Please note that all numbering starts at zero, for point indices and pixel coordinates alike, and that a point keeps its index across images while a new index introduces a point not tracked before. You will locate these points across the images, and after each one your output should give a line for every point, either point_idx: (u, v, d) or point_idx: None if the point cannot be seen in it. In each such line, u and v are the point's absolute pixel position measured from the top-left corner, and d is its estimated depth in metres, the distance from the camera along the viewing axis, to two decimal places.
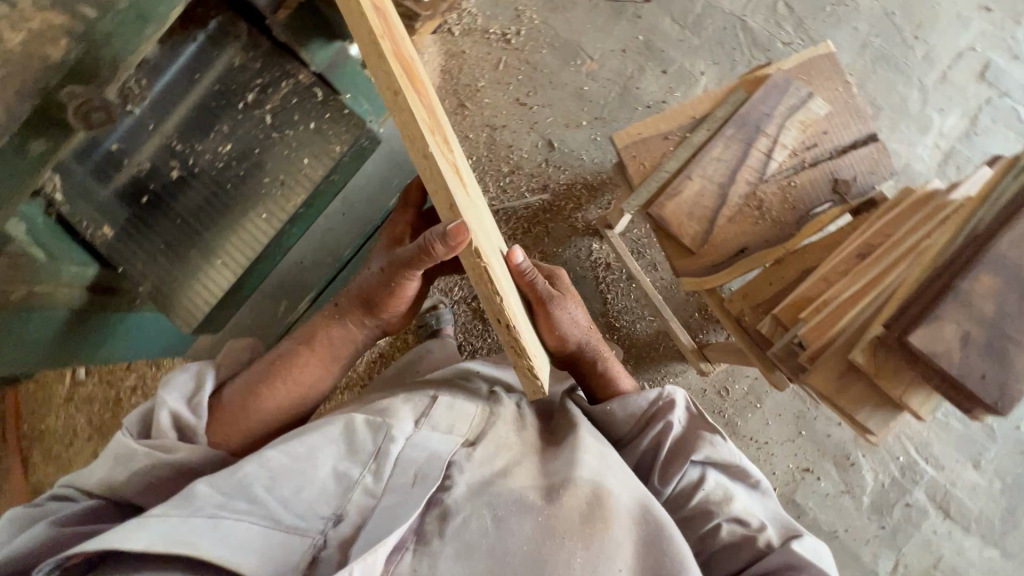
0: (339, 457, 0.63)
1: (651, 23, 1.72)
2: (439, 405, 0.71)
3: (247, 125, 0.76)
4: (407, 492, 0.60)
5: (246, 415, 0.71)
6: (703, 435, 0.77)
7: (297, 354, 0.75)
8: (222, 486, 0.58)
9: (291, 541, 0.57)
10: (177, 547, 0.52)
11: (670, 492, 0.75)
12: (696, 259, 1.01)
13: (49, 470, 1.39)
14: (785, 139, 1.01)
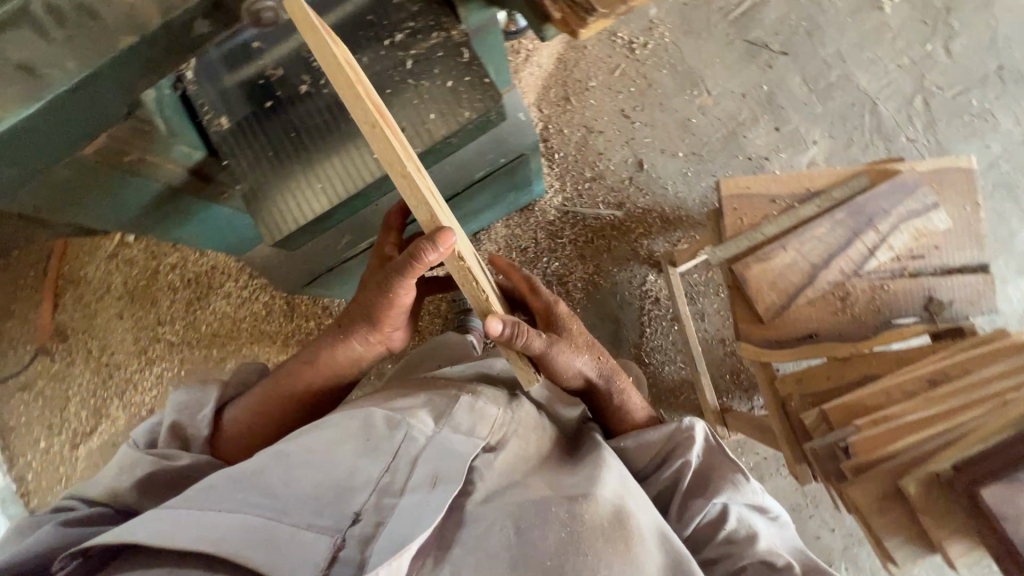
0: (355, 452, 0.61)
1: (781, 76, 1.66)
2: (461, 404, 0.68)
3: (385, 62, 0.73)
4: (428, 494, 0.59)
5: (253, 422, 0.78)
6: (726, 474, 0.75)
7: (301, 367, 0.80)
8: (230, 478, 0.58)
9: (309, 535, 0.55)
10: (184, 539, 0.52)
11: (692, 529, 0.74)
12: (763, 330, 0.98)
13: (92, 309, 1.77)
14: (894, 241, 0.97)
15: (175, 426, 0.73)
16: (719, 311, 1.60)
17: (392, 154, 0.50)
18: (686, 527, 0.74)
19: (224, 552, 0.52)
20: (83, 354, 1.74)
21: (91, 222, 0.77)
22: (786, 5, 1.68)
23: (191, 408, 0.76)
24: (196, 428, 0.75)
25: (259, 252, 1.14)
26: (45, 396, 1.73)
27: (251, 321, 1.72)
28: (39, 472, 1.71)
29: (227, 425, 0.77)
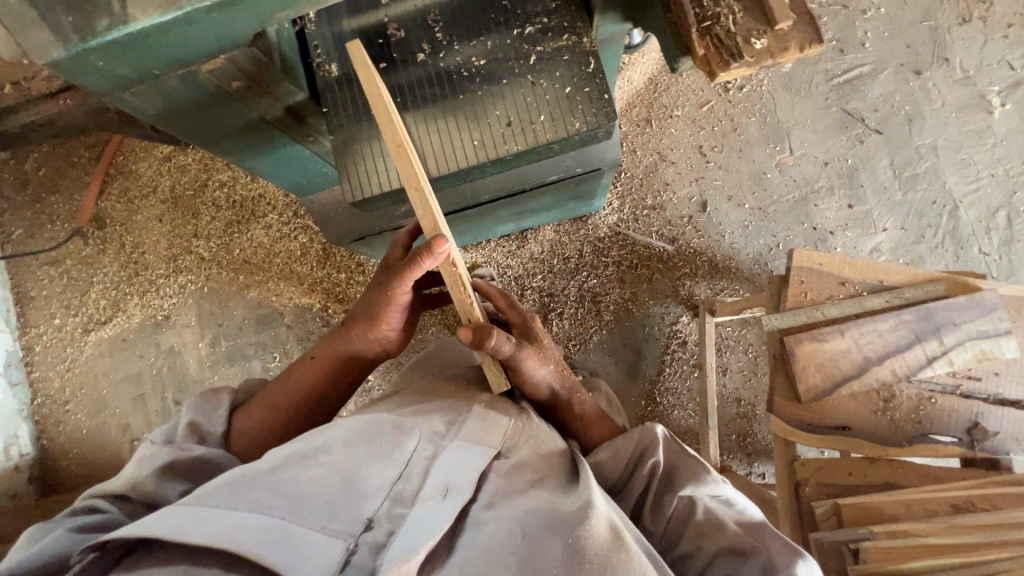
0: (368, 454, 0.56)
1: (869, 154, 1.61)
2: (471, 417, 0.65)
3: (509, 51, 0.73)
4: (439, 504, 0.55)
5: (259, 427, 0.72)
6: (688, 472, 0.65)
7: (305, 367, 0.78)
8: (239, 475, 0.52)
9: (323, 538, 0.49)
10: (193, 536, 0.46)
11: (666, 526, 0.65)
12: (797, 409, 0.95)
13: (133, 206, 1.78)
14: (954, 357, 0.93)
15: (193, 422, 0.67)
16: (742, 370, 1.57)
17: (410, 171, 0.56)
18: (661, 524, 0.65)
19: (240, 549, 0.45)
20: (115, 245, 1.76)
21: (181, 135, 0.76)
22: (894, 84, 1.62)
23: (204, 409, 0.70)
24: (211, 423, 0.68)
25: (317, 197, 1.14)
26: (70, 276, 1.76)
27: (283, 258, 1.72)
28: (48, 347, 1.74)
29: (233, 436, 0.70)
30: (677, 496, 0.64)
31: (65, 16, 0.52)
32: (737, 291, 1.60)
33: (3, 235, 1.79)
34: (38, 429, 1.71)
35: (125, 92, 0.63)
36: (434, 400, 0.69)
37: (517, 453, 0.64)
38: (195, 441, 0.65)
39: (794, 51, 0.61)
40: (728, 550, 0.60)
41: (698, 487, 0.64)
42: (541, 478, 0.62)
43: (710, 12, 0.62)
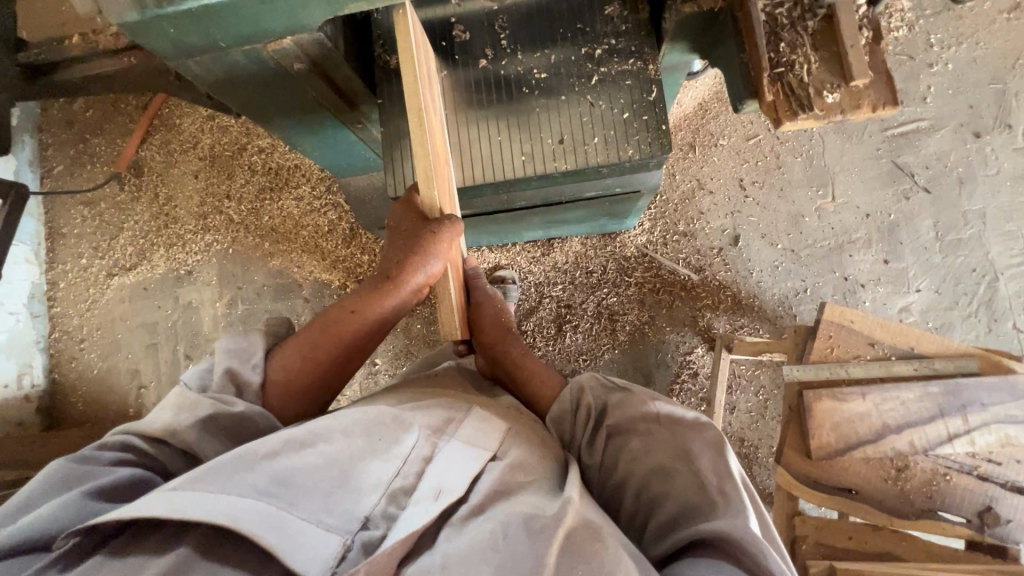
0: (367, 447, 0.57)
1: (913, 212, 1.57)
2: (468, 419, 0.66)
3: (572, 70, 0.72)
4: (428, 506, 0.53)
5: (296, 379, 0.73)
6: (624, 403, 0.73)
7: (343, 321, 0.76)
8: (237, 458, 0.53)
9: (317, 531, 0.49)
10: (191, 513, 0.47)
11: (603, 457, 0.72)
12: (805, 466, 0.93)
13: (167, 156, 1.80)
14: (977, 438, 0.90)
15: (230, 372, 0.69)
16: (749, 411, 1.55)
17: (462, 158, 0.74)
18: (597, 456, 0.72)
19: (239, 529, 0.47)
20: (149, 195, 1.79)
21: (234, 106, 0.77)
22: (951, 143, 1.58)
23: (241, 355, 0.72)
24: (248, 373, 0.70)
25: (355, 180, 1.14)
26: (102, 218, 1.79)
27: (310, 232, 1.73)
28: (71, 284, 1.78)
29: (269, 388, 0.71)
30: (610, 429, 0.73)
31: None
32: (757, 330, 1.57)
33: (44, 169, 1.83)
34: (51, 362, 1.75)
35: (189, 60, 0.64)
36: (433, 400, 0.69)
37: (510, 454, 0.63)
38: (233, 392, 0.68)
39: (865, 110, 0.59)
40: (657, 471, 0.66)
41: (630, 416, 0.71)
42: (531, 480, 0.61)
43: (784, 59, 0.61)
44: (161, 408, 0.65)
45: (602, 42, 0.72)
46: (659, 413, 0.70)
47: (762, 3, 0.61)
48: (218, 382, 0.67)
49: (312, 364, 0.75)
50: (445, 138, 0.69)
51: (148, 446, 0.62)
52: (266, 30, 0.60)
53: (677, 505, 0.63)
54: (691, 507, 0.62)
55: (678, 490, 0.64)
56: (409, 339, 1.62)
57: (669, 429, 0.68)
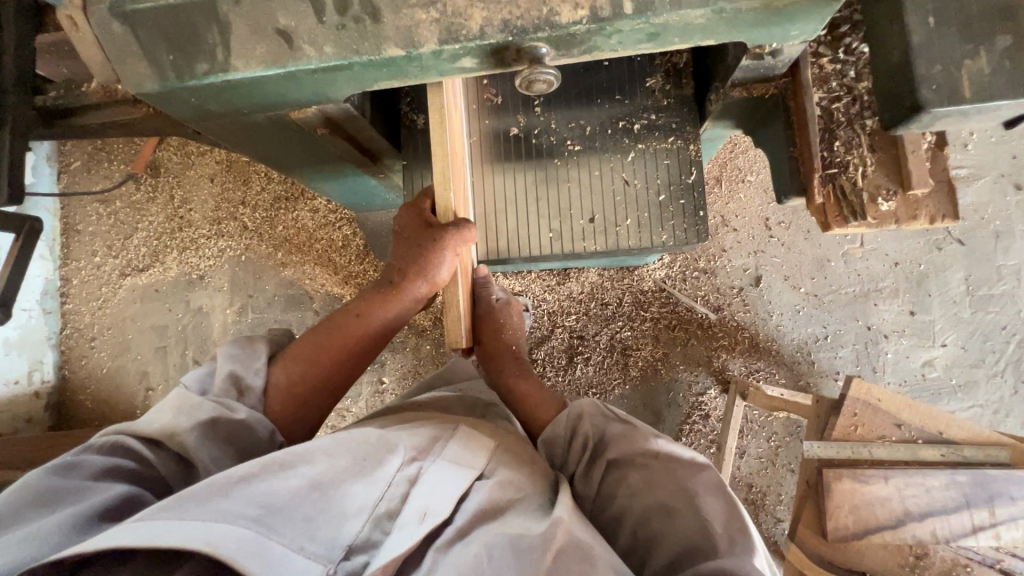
0: (351, 468, 0.51)
1: (944, 263, 1.52)
2: (456, 435, 0.60)
3: (608, 145, 0.71)
4: (412, 531, 0.48)
5: (300, 382, 0.67)
6: (625, 435, 0.66)
7: (349, 324, 0.71)
8: (205, 487, 0.45)
9: (299, 562, 0.43)
10: (161, 541, 0.40)
11: (597, 489, 0.64)
12: (821, 546, 0.89)
13: (180, 162, 1.76)
14: (1004, 532, 0.87)
15: (233, 374, 0.63)
16: (760, 457, 1.51)
17: (488, 211, 0.72)
18: (592, 488, 0.64)
19: (219, 557, 0.40)
20: (165, 196, 1.76)
21: (251, 154, 0.73)
22: (989, 194, 1.51)
23: (245, 359, 0.66)
24: (251, 376, 0.64)
25: (373, 214, 1.11)
26: (117, 217, 1.76)
27: (324, 245, 1.70)
28: (84, 282, 1.75)
29: (272, 391, 0.65)
30: (608, 462, 0.65)
31: (166, 53, 0.50)
32: (773, 376, 1.53)
33: (61, 163, 1.80)
34: (62, 358, 1.73)
35: (206, 121, 0.61)
36: (420, 420, 0.63)
37: (499, 472, 0.58)
38: (234, 396, 0.62)
39: (922, 222, 0.56)
40: (658, 509, 0.59)
41: (631, 452, 0.64)
42: (521, 497, 0.56)
43: (838, 159, 0.57)
44: (157, 409, 0.59)
45: (639, 118, 0.70)
46: (660, 450, 0.63)
47: (819, 96, 0.57)
48: (219, 385, 0.62)
49: (320, 373, 0.69)
50: (463, 126, 0.65)
51: (145, 450, 0.56)
52: (288, 100, 0.56)
53: (679, 544, 0.57)
54: (694, 547, 0.56)
55: (680, 530, 0.57)
56: (417, 360, 1.58)
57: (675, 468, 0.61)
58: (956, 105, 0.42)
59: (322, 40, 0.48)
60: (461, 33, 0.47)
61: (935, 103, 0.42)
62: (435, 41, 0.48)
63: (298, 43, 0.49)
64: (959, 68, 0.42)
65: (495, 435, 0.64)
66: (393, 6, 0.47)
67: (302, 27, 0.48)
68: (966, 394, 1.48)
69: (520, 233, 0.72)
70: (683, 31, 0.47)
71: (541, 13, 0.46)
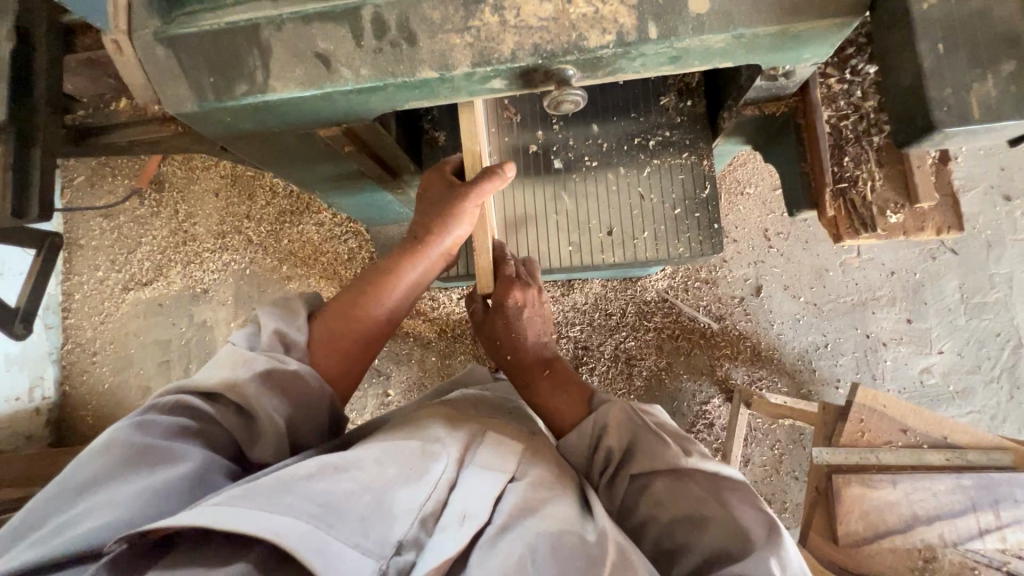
0: (398, 475, 0.53)
1: (939, 272, 1.55)
2: (490, 439, 0.62)
3: (624, 161, 0.73)
4: (455, 533, 0.50)
5: (335, 345, 0.68)
6: (652, 448, 0.62)
7: (373, 285, 0.72)
8: (273, 482, 0.49)
9: (353, 556, 0.45)
10: (234, 527, 0.44)
11: (620, 500, 0.63)
12: (833, 551, 0.90)
13: (184, 176, 1.76)
14: (1009, 534, 0.88)
15: (278, 330, 0.64)
16: (764, 465, 1.52)
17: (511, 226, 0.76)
18: (615, 499, 0.63)
19: (283, 546, 0.43)
20: (169, 211, 1.76)
21: (278, 172, 0.74)
22: (979, 206, 1.55)
23: (287, 315, 0.67)
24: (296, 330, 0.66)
25: (385, 227, 1.13)
26: (121, 232, 1.76)
27: (329, 258, 1.70)
28: (86, 297, 1.74)
29: (314, 346, 0.66)
30: (631, 476, 0.62)
31: (207, 76, 0.52)
32: (776, 384, 1.56)
33: (65, 179, 1.79)
34: (63, 373, 1.71)
35: (242, 141, 0.63)
36: (457, 420, 0.64)
37: (530, 472, 0.59)
38: (282, 350, 0.63)
39: (929, 233, 0.59)
40: (685, 519, 0.57)
41: (656, 462, 0.61)
42: (558, 495, 0.57)
43: (848, 174, 0.59)
44: (213, 367, 0.61)
45: (654, 134, 0.73)
46: (692, 468, 0.60)
47: (827, 114, 0.60)
48: (267, 340, 0.62)
49: (354, 333, 0.69)
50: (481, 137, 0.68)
51: (206, 405, 0.58)
52: (322, 118, 0.58)
53: (704, 556, 0.55)
54: (722, 557, 0.54)
55: (706, 540, 0.56)
56: (423, 372, 1.58)
57: (705, 480, 0.59)
58: (967, 125, 0.40)
59: (359, 63, 0.51)
60: (493, 56, 0.50)
61: (947, 123, 0.41)
62: (468, 64, 0.50)
63: (336, 66, 0.51)
64: (967, 91, 0.40)
65: (527, 434, 0.66)
66: (429, 31, 0.49)
67: (341, 50, 0.50)
68: (964, 399, 1.51)
69: (541, 246, 0.75)
70: (707, 53, 0.50)
71: (571, 38, 0.49)
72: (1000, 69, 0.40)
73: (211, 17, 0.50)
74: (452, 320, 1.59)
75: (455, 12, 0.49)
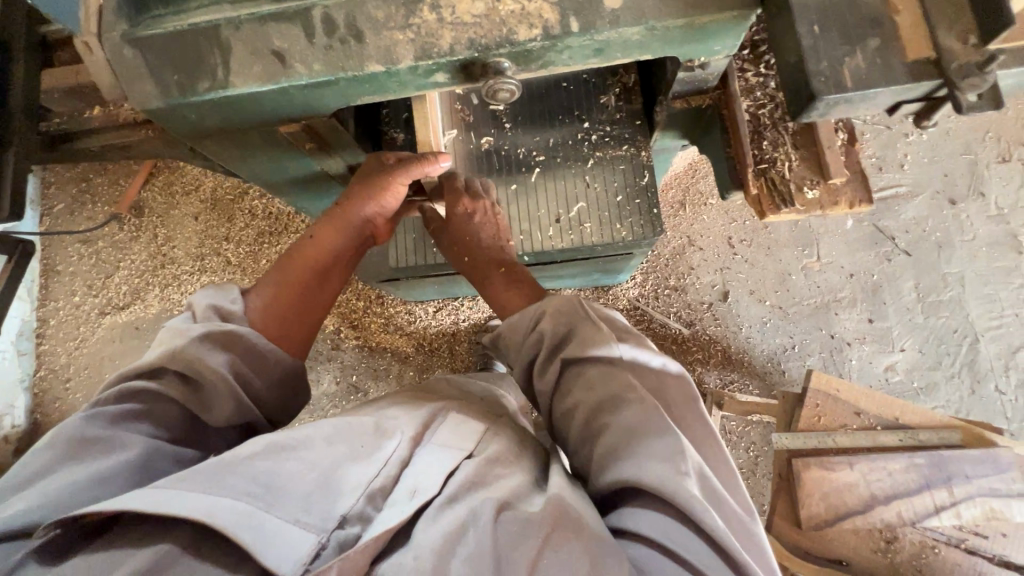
0: (348, 454, 0.54)
1: (895, 274, 1.62)
2: (447, 421, 0.63)
3: (568, 154, 0.79)
4: (403, 506, 0.51)
5: (273, 307, 0.67)
6: (592, 337, 0.65)
7: (309, 251, 0.73)
8: (217, 462, 0.50)
9: (293, 530, 0.46)
10: (172, 510, 0.44)
11: (554, 384, 0.66)
12: (797, 535, 0.92)
13: (165, 198, 1.79)
14: (963, 511, 0.91)
15: (212, 304, 0.63)
16: (741, 468, 1.53)
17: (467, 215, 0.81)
18: (548, 383, 0.66)
19: (216, 525, 0.44)
20: (148, 235, 1.77)
21: (245, 174, 0.78)
22: (928, 210, 1.64)
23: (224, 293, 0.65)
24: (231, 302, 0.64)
25: None
26: (99, 257, 1.77)
27: None
28: (61, 323, 1.73)
29: (251, 315, 0.65)
30: (563, 360, 0.65)
31: (172, 74, 0.57)
32: (747, 387, 1.59)
33: (43, 207, 1.80)
34: (34, 402, 1.68)
35: (205, 139, 0.67)
36: (417, 403, 0.66)
37: (488, 449, 0.60)
38: (219, 319, 0.62)
39: (842, 207, 0.64)
40: (607, 401, 0.61)
41: (592, 351, 0.64)
42: (511, 470, 0.58)
43: (767, 156, 0.65)
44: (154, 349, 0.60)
45: (597, 131, 0.79)
46: (624, 358, 0.64)
47: (746, 105, 0.66)
48: (202, 313, 0.61)
49: (293, 302, 0.68)
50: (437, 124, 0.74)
51: (149, 383, 0.56)
52: (279, 114, 0.62)
53: (620, 434, 0.58)
54: (637, 433, 0.57)
55: (626, 419, 0.58)
56: (401, 386, 1.59)
57: (647, 376, 0.64)
58: (844, 92, 0.46)
59: (312, 59, 0.55)
60: (433, 50, 0.55)
61: (825, 91, 0.46)
62: (411, 58, 0.55)
63: (290, 62, 0.56)
64: (841, 65, 0.46)
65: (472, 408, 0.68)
66: (374, 28, 0.55)
67: (294, 48, 0.55)
68: (929, 395, 1.55)
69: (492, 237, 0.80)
70: (629, 43, 0.55)
71: (502, 32, 0.54)
72: (867, 45, 0.46)
73: (174, 20, 0.55)
74: (428, 333, 1.62)
75: (397, 11, 0.55)
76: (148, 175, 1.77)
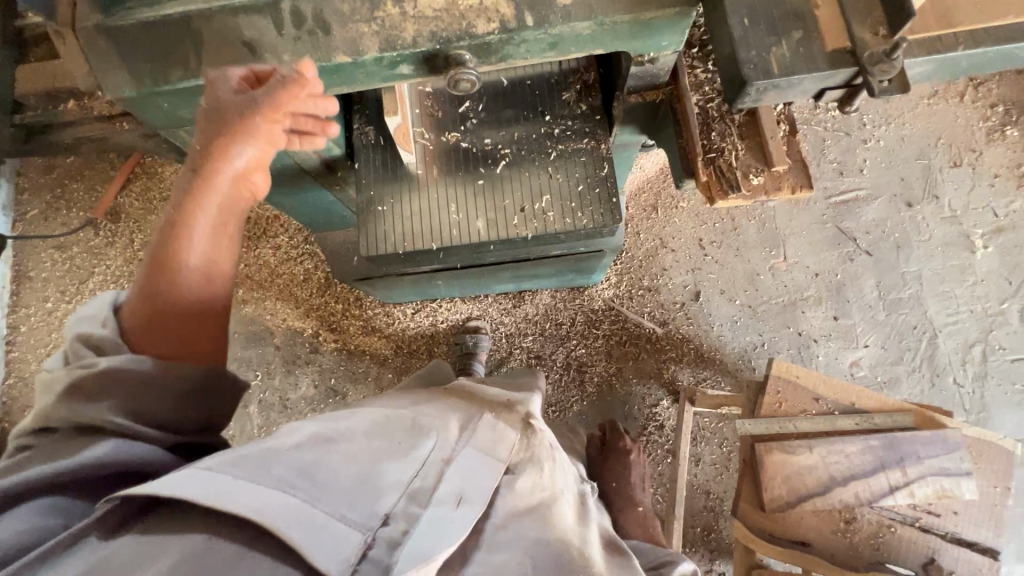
0: (386, 452, 0.54)
1: (857, 273, 1.69)
2: (483, 424, 0.64)
3: (529, 145, 0.83)
4: (453, 511, 0.53)
5: (149, 321, 0.55)
6: None
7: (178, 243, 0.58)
8: (260, 451, 0.48)
9: (341, 526, 0.45)
10: (221, 505, 0.42)
11: None
12: (759, 517, 0.95)
13: (141, 203, 1.78)
14: (916, 489, 0.95)
15: (79, 335, 0.53)
16: (714, 463, 1.57)
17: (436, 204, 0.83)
18: None
19: (265, 523, 0.42)
20: (125, 240, 1.76)
21: None
22: (886, 212, 1.72)
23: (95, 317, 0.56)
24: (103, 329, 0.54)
25: (331, 233, 1.18)
26: (73, 262, 1.74)
27: (285, 279, 1.65)
28: (33, 329, 1.71)
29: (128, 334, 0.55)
30: None
31: (146, 62, 0.59)
32: (719, 383, 1.63)
33: (16, 212, 1.77)
34: (3, 410, 1.65)
35: (179, 128, 0.69)
36: (440, 404, 0.68)
37: (525, 471, 0.64)
38: (90, 353, 0.52)
39: (785, 192, 0.69)
40: None
41: None
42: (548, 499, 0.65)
43: (715, 146, 0.69)
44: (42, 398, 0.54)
45: (559, 126, 0.83)
46: None
47: (696, 99, 0.70)
48: (71, 350, 0.53)
49: (168, 304, 0.56)
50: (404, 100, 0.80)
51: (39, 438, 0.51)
52: None
53: None
54: None
55: None
56: (379, 389, 1.60)
57: None
58: (771, 79, 0.50)
59: (282, 50, 0.58)
60: (397, 42, 0.58)
61: (755, 77, 0.50)
62: (376, 50, 0.58)
63: (261, 52, 0.59)
64: (769, 53, 0.51)
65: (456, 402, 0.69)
66: (341, 21, 0.58)
67: (265, 38, 0.58)
68: (892, 389, 1.61)
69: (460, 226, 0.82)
70: (586, 38, 0.59)
71: (461, 26, 0.58)
72: (791, 36, 0.51)
73: (148, 11, 0.58)
74: (407, 335, 1.64)
75: (363, 6, 0.58)
76: (123, 181, 1.76)
